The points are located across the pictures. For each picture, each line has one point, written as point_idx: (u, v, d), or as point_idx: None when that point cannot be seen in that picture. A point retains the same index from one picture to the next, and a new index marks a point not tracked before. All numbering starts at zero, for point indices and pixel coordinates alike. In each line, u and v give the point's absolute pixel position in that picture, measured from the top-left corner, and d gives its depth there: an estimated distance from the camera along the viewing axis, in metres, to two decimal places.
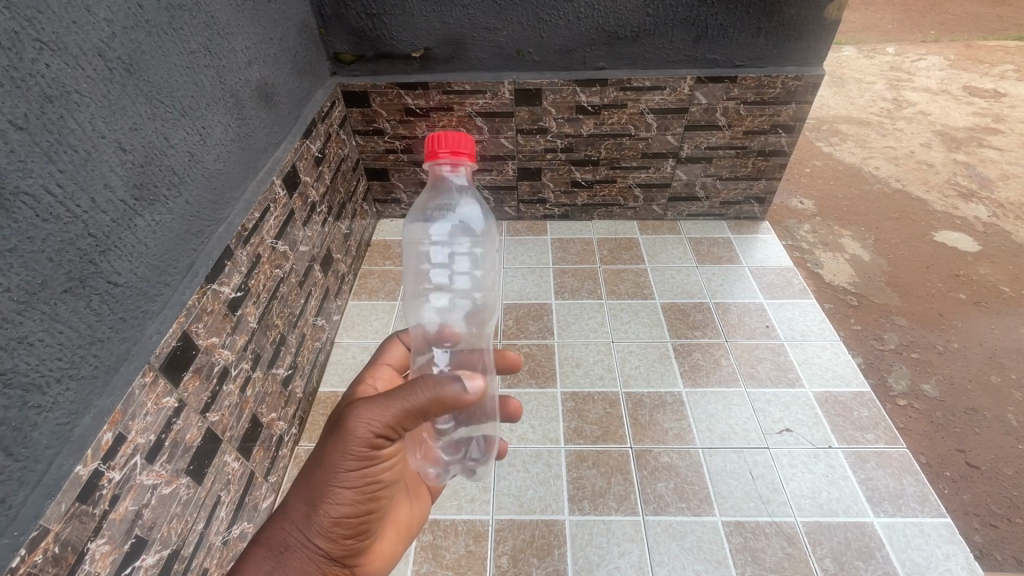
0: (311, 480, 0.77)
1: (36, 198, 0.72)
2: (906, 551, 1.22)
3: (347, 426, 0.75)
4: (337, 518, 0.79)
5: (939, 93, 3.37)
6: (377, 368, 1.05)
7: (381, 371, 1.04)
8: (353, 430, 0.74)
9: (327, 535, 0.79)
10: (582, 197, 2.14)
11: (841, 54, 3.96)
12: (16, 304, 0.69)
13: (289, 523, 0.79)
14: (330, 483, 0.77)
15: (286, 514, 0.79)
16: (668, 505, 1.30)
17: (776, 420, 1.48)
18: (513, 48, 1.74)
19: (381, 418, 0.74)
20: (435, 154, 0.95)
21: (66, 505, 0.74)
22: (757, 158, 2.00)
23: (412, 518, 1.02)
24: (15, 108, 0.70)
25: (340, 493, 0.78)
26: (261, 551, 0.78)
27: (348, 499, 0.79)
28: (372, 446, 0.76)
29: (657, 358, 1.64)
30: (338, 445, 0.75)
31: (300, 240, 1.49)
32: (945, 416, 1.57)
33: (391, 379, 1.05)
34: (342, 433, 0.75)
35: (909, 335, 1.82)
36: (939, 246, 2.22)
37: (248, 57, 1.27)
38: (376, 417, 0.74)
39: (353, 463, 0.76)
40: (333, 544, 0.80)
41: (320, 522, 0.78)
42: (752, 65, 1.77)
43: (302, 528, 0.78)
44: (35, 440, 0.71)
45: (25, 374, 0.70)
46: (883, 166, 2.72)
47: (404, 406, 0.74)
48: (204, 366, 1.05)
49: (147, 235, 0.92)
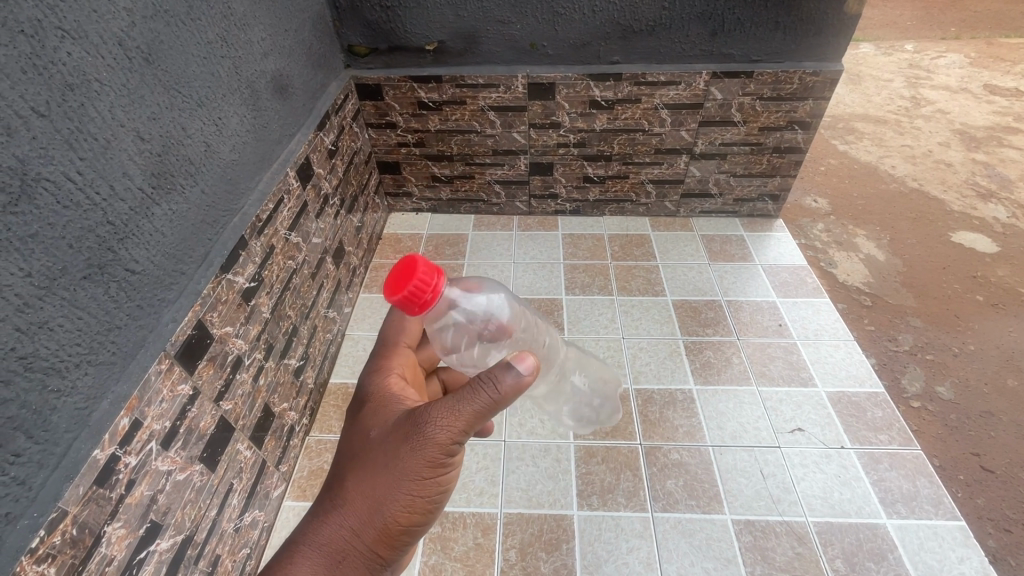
0: (375, 488, 0.77)
1: (57, 184, 0.73)
2: (918, 553, 1.21)
3: (422, 434, 0.75)
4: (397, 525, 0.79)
5: (958, 91, 3.31)
6: (394, 350, 0.98)
7: (400, 357, 0.97)
8: (427, 438, 0.74)
9: (387, 542, 0.79)
10: (594, 193, 2.13)
11: (859, 51, 3.89)
12: (37, 290, 0.70)
13: (346, 527, 0.78)
14: (400, 487, 0.77)
15: (341, 519, 0.78)
16: (677, 502, 1.30)
17: (788, 419, 1.46)
18: (527, 42, 1.73)
19: (458, 422, 0.74)
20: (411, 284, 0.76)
21: (84, 489, 0.75)
22: (772, 155, 1.97)
23: None
24: (36, 95, 0.70)
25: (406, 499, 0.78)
26: (313, 550, 0.76)
27: (412, 508, 0.79)
28: (444, 452, 0.76)
29: (668, 356, 1.63)
30: (416, 447, 0.75)
31: (313, 232, 1.50)
32: (960, 419, 1.55)
33: (410, 361, 0.99)
34: (415, 442, 0.75)
35: (925, 336, 1.79)
36: (957, 247, 2.18)
37: (264, 49, 1.27)
38: (454, 426, 0.74)
39: (423, 472, 0.77)
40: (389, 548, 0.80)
41: (382, 529, 0.78)
42: (769, 60, 1.75)
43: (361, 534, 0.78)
44: (54, 423, 0.73)
45: (45, 357, 0.71)
46: (900, 164, 2.68)
47: (483, 410, 0.73)
48: (218, 354, 1.06)
49: (164, 224, 0.93)
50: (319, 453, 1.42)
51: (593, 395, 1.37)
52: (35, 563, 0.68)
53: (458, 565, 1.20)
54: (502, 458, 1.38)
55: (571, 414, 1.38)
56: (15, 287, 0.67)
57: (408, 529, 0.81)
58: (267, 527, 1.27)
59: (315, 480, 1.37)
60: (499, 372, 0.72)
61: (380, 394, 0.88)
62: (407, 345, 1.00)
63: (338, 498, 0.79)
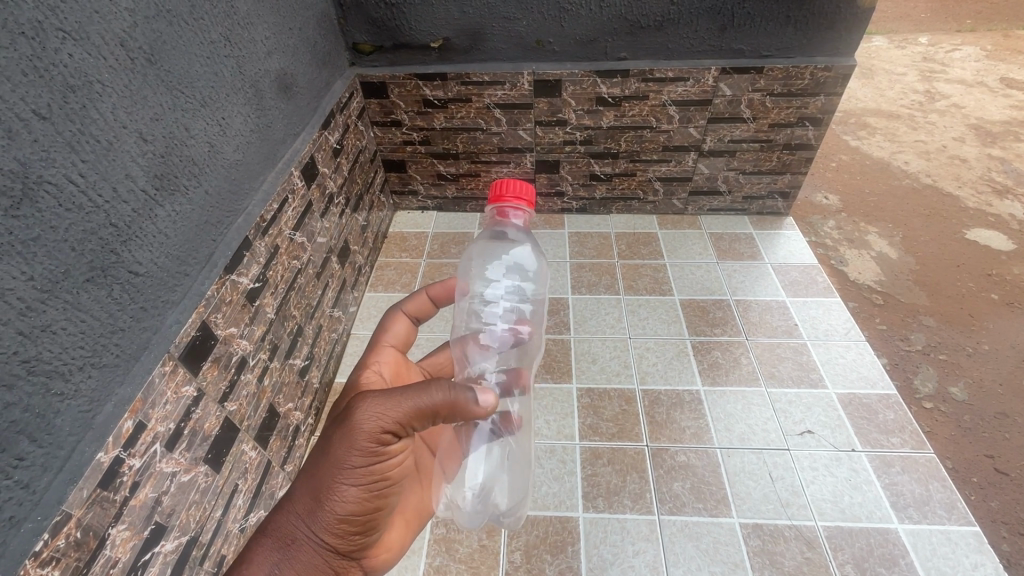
0: (318, 473, 0.79)
1: (59, 187, 0.73)
2: (931, 559, 1.19)
3: (355, 417, 0.76)
4: (344, 513, 0.80)
5: (974, 85, 3.24)
6: (381, 349, 1.07)
7: (385, 354, 1.06)
8: (360, 422, 0.76)
9: (334, 532, 0.81)
10: (601, 190, 2.11)
11: (871, 44, 3.83)
12: (40, 293, 0.70)
13: (294, 512, 0.81)
14: (338, 477, 0.79)
15: (293, 506, 0.82)
16: (684, 505, 1.28)
17: (798, 422, 1.44)
18: (533, 39, 1.71)
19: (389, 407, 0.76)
20: (501, 197, 1.01)
21: (88, 492, 0.75)
22: (782, 152, 1.94)
23: (420, 509, 1.04)
24: (38, 98, 0.70)
25: (351, 487, 0.80)
26: (270, 542, 0.80)
27: (352, 495, 0.80)
28: (378, 436, 0.77)
29: (675, 356, 1.62)
30: (351, 434, 0.77)
31: (318, 231, 1.49)
32: (973, 421, 1.52)
33: (394, 361, 1.07)
34: (351, 431, 0.77)
35: (938, 336, 1.76)
36: (971, 244, 2.14)
37: (268, 48, 1.27)
38: (383, 410, 0.76)
39: (362, 461, 0.78)
40: (338, 540, 0.82)
41: (330, 518, 0.80)
42: (780, 55, 1.71)
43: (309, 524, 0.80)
44: (58, 427, 0.73)
45: (49, 361, 0.71)
46: (913, 160, 2.63)
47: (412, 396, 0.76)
48: (222, 356, 1.06)
49: (168, 225, 0.93)
50: None
51: (655, 505, 1.28)
52: (39, 566, 0.68)
53: (462, 567, 1.20)
54: None
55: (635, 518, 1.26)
56: (17, 292, 0.67)
57: (361, 519, 0.83)
58: None
59: None
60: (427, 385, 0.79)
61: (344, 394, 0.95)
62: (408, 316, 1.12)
63: (292, 486, 0.83)
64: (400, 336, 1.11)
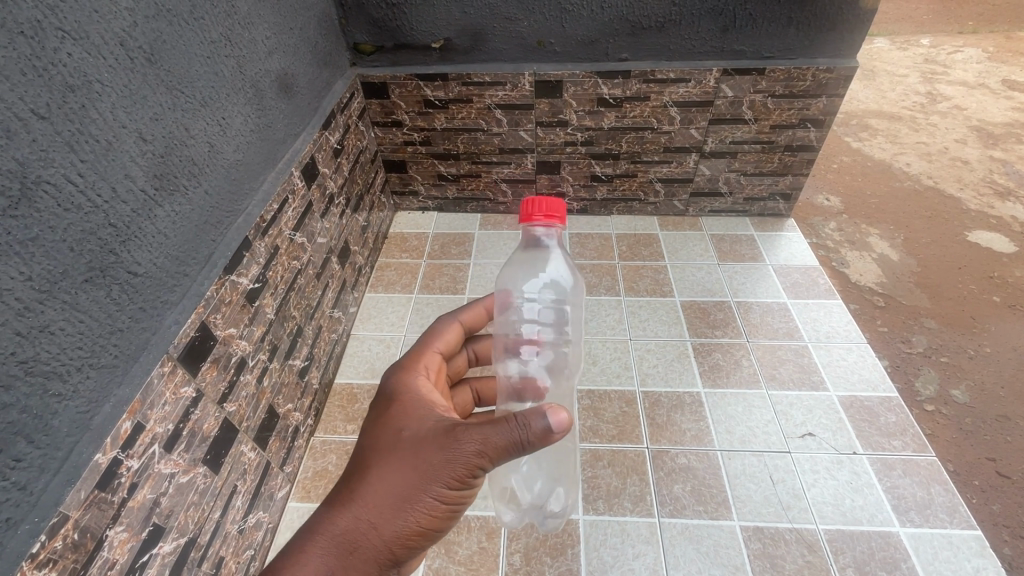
0: (401, 486, 0.77)
1: (58, 187, 0.72)
2: (933, 563, 1.18)
3: (457, 448, 0.74)
4: (417, 527, 0.78)
5: (976, 86, 3.23)
6: (427, 353, 1.03)
7: (431, 360, 1.02)
8: (460, 454, 0.74)
9: (400, 545, 0.78)
10: (602, 192, 2.10)
11: (873, 46, 3.82)
12: (38, 293, 0.70)
13: (361, 515, 0.77)
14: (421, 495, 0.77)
15: (360, 509, 0.78)
16: (684, 507, 1.28)
17: (799, 424, 1.44)
18: (534, 39, 1.71)
19: (490, 449, 0.73)
20: (531, 218, 0.97)
21: (85, 493, 0.75)
22: (783, 153, 1.93)
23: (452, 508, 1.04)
24: (37, 98, 0.70)
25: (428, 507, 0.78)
26: (329, 539, 0.76)
27: (429, 515, 0.78)
28: (470, 473, 0.75)
29: (676, 358, 1.61)
30: (447, 460, 0.75)
31: (318, 232, 1.49)
32: (975, 424, 1.51)
33: (437, 367, 1.03)
34: (456, 451, 0.75)
35: (939, 338, 1.75)
36: (973, 246, 2.13)
37: (269, 48, 1.27)
38: (484, 450, 0.74)
39: (452, 483, 0.76)
40: (401, 551, 0.79)
41: (402, 528, 0.77)
42: (782, 56, 1.71)
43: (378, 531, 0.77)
44: (56, 428, 0.72)
45: (46, 361, 0.71)
46: (914, 162, 2.62)
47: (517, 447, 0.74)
48: (221, 356, 1.05)
49: (167, 225, 0.92)
50: (323, 455, 1.41)
51: (656, 509, 1.27)
52: (35, 568, 0.68)
53: (462, 570, 1.19)
54: None
55: (635, 522, 1.25)
56: (15, 292, 0.67)
57: (426, 535, 0.81)
58: (271, 529, 1.25)
59: (318, 481, 1.36)
60: (526, 415, 0.73)
61: (410, 395, 0.88)
62: (463, 324, 1.11)
63: (360, 486, 0.79)
64: (447, 344, 1.08)
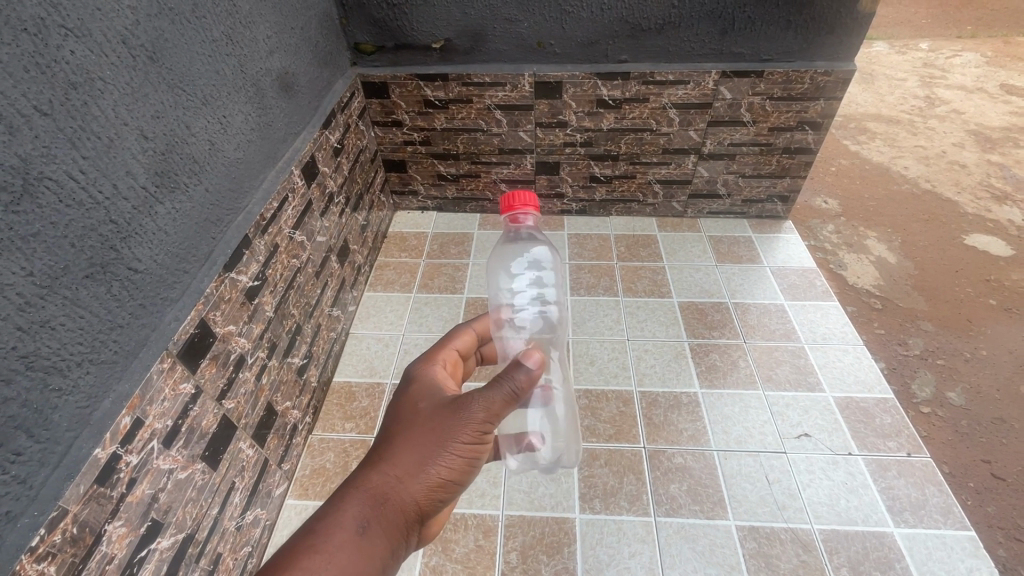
0: (426, 442, 0.77)
1: (59, 183, 0.73)
2: (927, 563, 1.19)
3: (473, 401, 0.77)
4: (443, 482, 0.77)
5: (974, 91, 3.25)
6: (444, 350, 0.99)
7: (446, 357, 0.98)
8: (476, 406, 0.76)
9: (426, 502, 0.76)
10: (601, 192, 2.11)
11: (872, 50, 3.83)
12: (39, 289, 0.70)
13: (389, 473, 0.75)
14: (445, 449, 0.76)
15: (386, 468, 0.76)
16: (680, 506, 1.28)
17: (795, 425, 1.44)
18: (534, 40, 1.72)
19: (501, 399, 0.77)
20: (511, 208, 0.99)
21: (84, 488, 0.75)
22: (782, 156, 1.94)
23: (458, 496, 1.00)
24: (40, 95, 0.70)
25: (453, 463, 0.77)
26: (357, 497, 0.73)
27: (452, 470, 0.77)
28: (488, 425, 0.77)
29: (673, 358, 1.62)
30: (467, 414, 0.76)
31: (318, 231, 1.50)
32: (970, 426, 1.52)
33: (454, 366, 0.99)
34: (470, 407, 0.76)
35: (936, 341, 1.76)
36: (970, 250, 2.14)
37: (270, 47, 1.27)
38: (497, 400, 0.77)
39: (473, 436, 0.77)
40: (426, 510, 0.76)
41: (424, 489, 0.76)
42: (780, 59, 1.72)
43: (400, 491, 0.74)
44: (55, 423, 0.73)
45: (46, 357, 0.71)
46: (912, 165, 2.64)
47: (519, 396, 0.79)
48: (220, 353, 1.06)
49: (167, 222, 0.93)
50: (322, 452, 1.41)
51: (654, 507, 1.28)
52: (35, 561, 0.69)
53: (458, 567, 1.19)
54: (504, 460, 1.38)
55: (631, 520, 1.26)
56: (16, 287, 0.67)
57: (448, 497, 0.79)
58: (269, 526, 1.26)
59: (316, 479, 1.36)
60: (510, 369, 0.78)
61: (422, 377, 0.89)
62: (477, 333, 1.06)
63: (385, 450, 0.78)
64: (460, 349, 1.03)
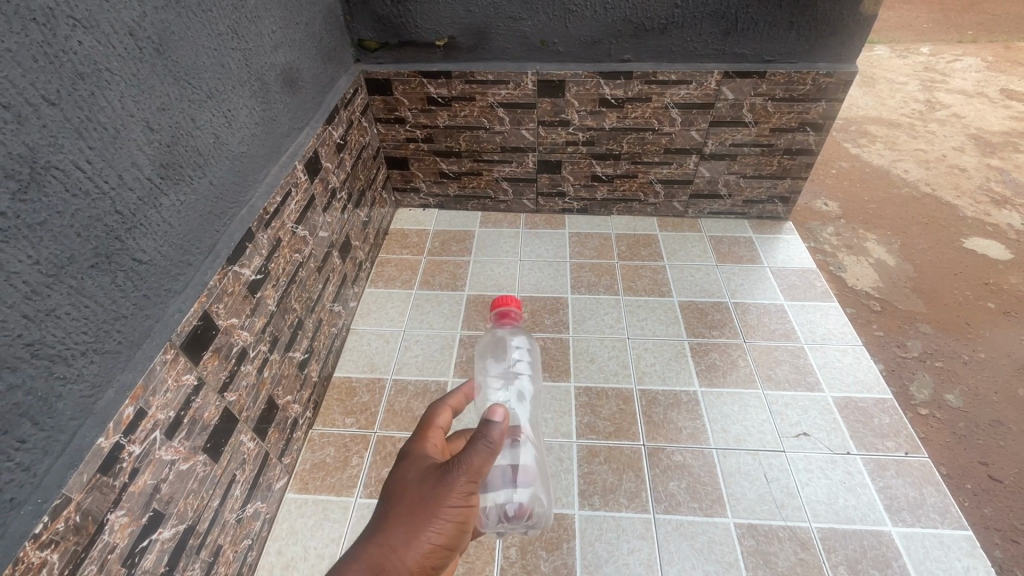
0: (415, 508, 0.74)
1: (66, 172, 0.73)
2: (924, 562, 1.20)
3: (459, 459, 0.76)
4: (435, 546, 0.73)
5: (975, 95, 3.26)
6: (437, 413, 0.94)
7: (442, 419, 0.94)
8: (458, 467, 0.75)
9: (420, 572, 0.72)
10: (602, 192, 2.12)
11: (873, 53, 3.85)
12: (44, 278, 0.71)
13: (382, 543, 0.72)
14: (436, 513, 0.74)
15: (378, 538, 0.72)
16: (679, 504, 1.29)
17: (794, 424, 1.45)
18: (538, 39, 1.72)
19: (482, 457, 0.76)
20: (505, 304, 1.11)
21: (88, 476, 0.76)
22: (783, 157, 1.95)
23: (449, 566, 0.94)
24: (48, 84, 0.71)
25: (445, 526, 0.74)
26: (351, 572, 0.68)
27: (445, 534, 0.74)
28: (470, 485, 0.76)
29: (673, 357, 1.62)
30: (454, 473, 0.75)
31: (320, 226, 1.50)
32: (968, 428, 1.52)
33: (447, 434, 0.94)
34: (455, 472, 0.75)
35: (934, 343, 1.77)
36: (969, 253, 2.15)
37: (275, 41, 1.28)
38: (479, 458, 0.76)
39: (460, 497, 0.75)
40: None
41: (419, 558, 0.72)
42: (782, 60, 1.72)
43: (397, 560, 0.70)
44: (59, 411, 0.73)
45: (51, 345, 0.72)
46: (913, 169, 2.64)
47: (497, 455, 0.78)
48: (223, 346, 1.06)
49: (172, 215, 0.93)
50: (322, 447, 1.42)
51: (653, 505, 1.29)
52: (38, 549, 0.69)
53: (457, 562, 1.20)
54: None
55: (631, 517, 1.27)
56: (22, 275, 0.68)
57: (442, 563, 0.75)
58: (270, 519, 1.26)
59: (316, 473, 1.36)
60: (485, 427, 0.77)
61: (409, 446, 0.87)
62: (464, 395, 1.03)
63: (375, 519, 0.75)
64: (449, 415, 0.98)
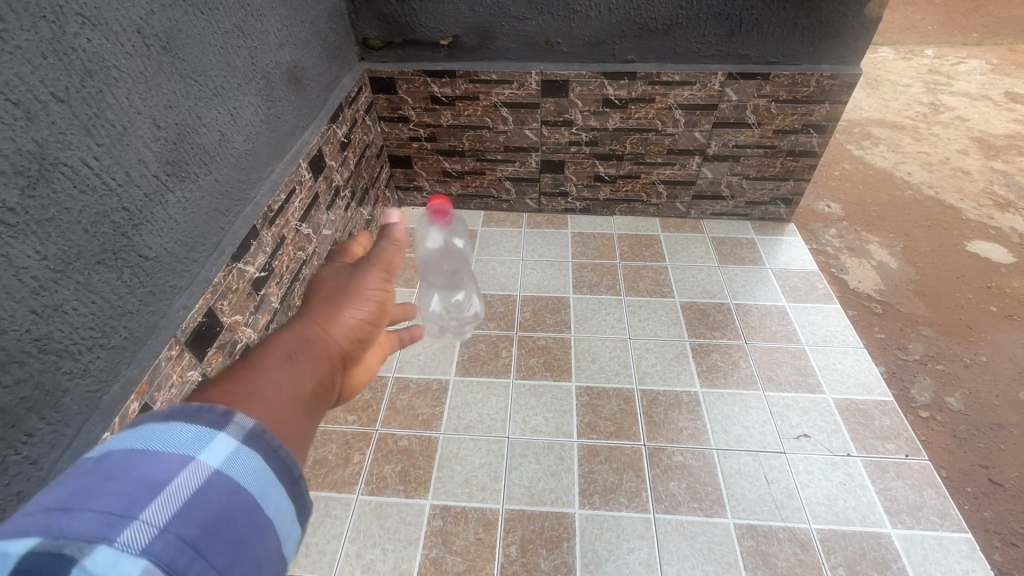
0: (330, 301, 0.60)
1: (74, 169, 0.74)
2: (923, 564, 1.20)
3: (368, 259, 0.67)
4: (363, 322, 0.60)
5: (979, 98, 3.25)
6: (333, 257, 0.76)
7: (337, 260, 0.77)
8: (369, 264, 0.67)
9: (348, 342, 0.58)
10: (604, 192, 2.12)
11: (877, 55, 3.84)
12: (52, 273, 0.71)
13: (300, 327, 0.55)
14: (360, 296, 0.62)
15: (291, 326, 0.55)
16: (680, 504, 1.29)
17: (794, 425, 1.45)
18: (542, 39, 1.72)
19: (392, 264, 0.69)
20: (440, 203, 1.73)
21: None
22: (786, 158, 1.95)
23: None
24: (57, 81, 0.71)
25: (369, 301, 0.62)
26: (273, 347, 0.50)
27: (371, 313, 0.62)
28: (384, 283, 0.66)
29: (674, 357, 1.63)
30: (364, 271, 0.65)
31: (324, 224, 1.51)
32: (968, 431, 1.52)
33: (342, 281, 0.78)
34: (367, 268, 0.66)
35: (935, 346, 1.77)
36: (971, 256, 2.15)
37: (280, 39, 1.28)
38: (388, 260, 0.69)
39: (378, 281, 0.65)
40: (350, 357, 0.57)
41: (348, 334, 0.58)
42: (786, 62, 1.72)
43: (327, 328, 0.57)
44: (66, 406, 0.74)
45: (59, 340, 0.72)
46: (916, 171, 2.64)
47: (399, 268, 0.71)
48: (227, 343, 1.07)
49: (177, 211, 0.94)
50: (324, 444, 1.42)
51: (653, 504, 1.29)
52: None
53: (458, 560, 1.20)
54: (505, 455, 1.39)
55: (632, 517, 1.27)
56: (30, 270, 0.68)
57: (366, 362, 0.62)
58: None
59: (318, 470, 1.37)
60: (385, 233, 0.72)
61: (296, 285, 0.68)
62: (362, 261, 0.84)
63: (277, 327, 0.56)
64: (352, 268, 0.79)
